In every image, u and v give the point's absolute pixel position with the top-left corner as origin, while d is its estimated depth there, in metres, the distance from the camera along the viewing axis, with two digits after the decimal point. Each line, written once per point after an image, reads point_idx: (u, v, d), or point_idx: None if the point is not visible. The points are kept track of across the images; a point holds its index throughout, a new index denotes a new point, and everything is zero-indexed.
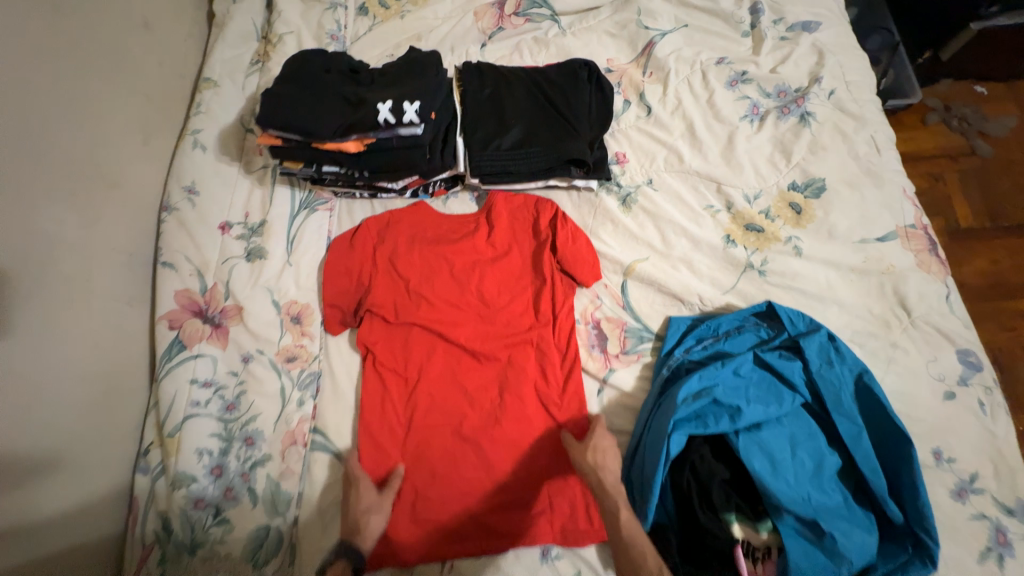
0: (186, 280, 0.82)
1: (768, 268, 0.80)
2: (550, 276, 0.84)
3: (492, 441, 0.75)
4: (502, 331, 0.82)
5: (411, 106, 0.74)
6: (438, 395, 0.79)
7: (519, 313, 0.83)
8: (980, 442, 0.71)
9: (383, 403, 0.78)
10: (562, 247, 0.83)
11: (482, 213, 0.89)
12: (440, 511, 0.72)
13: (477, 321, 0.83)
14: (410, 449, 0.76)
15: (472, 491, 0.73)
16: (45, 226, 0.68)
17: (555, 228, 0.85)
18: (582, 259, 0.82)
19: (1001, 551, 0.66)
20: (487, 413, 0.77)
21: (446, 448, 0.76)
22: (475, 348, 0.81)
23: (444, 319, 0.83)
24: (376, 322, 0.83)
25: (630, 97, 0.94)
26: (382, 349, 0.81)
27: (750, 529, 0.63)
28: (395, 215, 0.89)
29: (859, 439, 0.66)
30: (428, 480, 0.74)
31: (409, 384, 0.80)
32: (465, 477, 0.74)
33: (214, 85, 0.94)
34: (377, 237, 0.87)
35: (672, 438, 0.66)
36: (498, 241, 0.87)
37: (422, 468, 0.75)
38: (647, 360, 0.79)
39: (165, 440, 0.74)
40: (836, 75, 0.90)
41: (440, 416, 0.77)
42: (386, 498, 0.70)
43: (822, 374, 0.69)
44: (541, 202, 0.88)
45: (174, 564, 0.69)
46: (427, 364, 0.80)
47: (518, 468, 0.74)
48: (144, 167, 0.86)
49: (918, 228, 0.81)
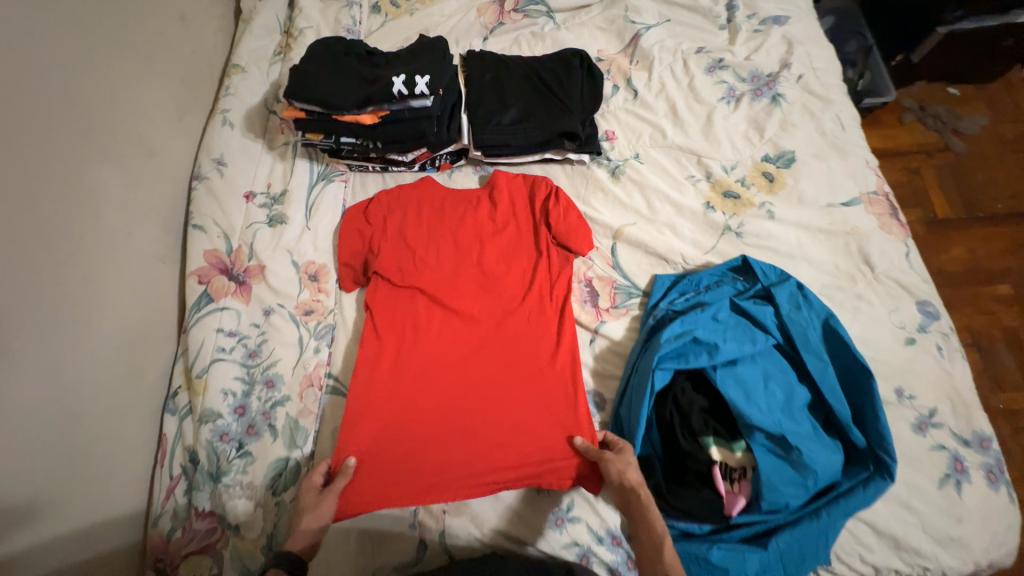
0: (214, 241, 0.90)
1: (744, 230, 0.88)
2: (546, 249, 0.91)
3: (488, 392, 0.81)
4: (501, 299, 0.88)
5: (422, 79, 0.84)
6: (431, 356, 0.84)
7: (518, 282, 0.89)
8: (939, 382, 0.78)
9: (380, 361, 0.83)
10: (556, 223, 0.89)
11: (484, 189, 0.97)
12: (435, 455, 0.77)
13: (476, 287, 0.89)
14: (405, 399, 0.81)
15: (463, 436, 0.78)
16: (96, 182, 0.77)
17: (549, 206, 0.91)
18: (575, 230, 0.89)
19: (958, 477, 0.72)
20: (481, 370, 0.82)
21: (442, 397, 0.81)
22: (470, 312, 0.87)
23: (443, 285, 0.89)
24: (381, 285, 0.89)
25: (619, 82, 1.03)
26: (383, 311, 0.87)
27: (726, 451, 0.69)
28: (402, 189, 0.97)
29: (825, 373, 0.72)
30: (424, 425, 0.79)
31: (405, 342, 0.85)
32: (445, 432, 0.78)
33: (241, 70, 1.03)
34: (387, 207, 0.95)
35: (657, 373, 0.73)
36: (500, 214, 0.94)
37: (418, 415, 0.80)
38: (635, 313, 0.86)
39: (194, 381, 0.81)
40: (804, 61, 1.00)
41: (431, 374, 0.82)
42: (323, 499, 0.70)
43: (791, 317, 0.76)
44: (539, 181, 0.95)
45: (200, 491, 0.75)
46: (426, 321, 0.86)
47: (516, 413, 0.79)
48: (177, 142, 0.95)
49: (880, 195, 0.90)
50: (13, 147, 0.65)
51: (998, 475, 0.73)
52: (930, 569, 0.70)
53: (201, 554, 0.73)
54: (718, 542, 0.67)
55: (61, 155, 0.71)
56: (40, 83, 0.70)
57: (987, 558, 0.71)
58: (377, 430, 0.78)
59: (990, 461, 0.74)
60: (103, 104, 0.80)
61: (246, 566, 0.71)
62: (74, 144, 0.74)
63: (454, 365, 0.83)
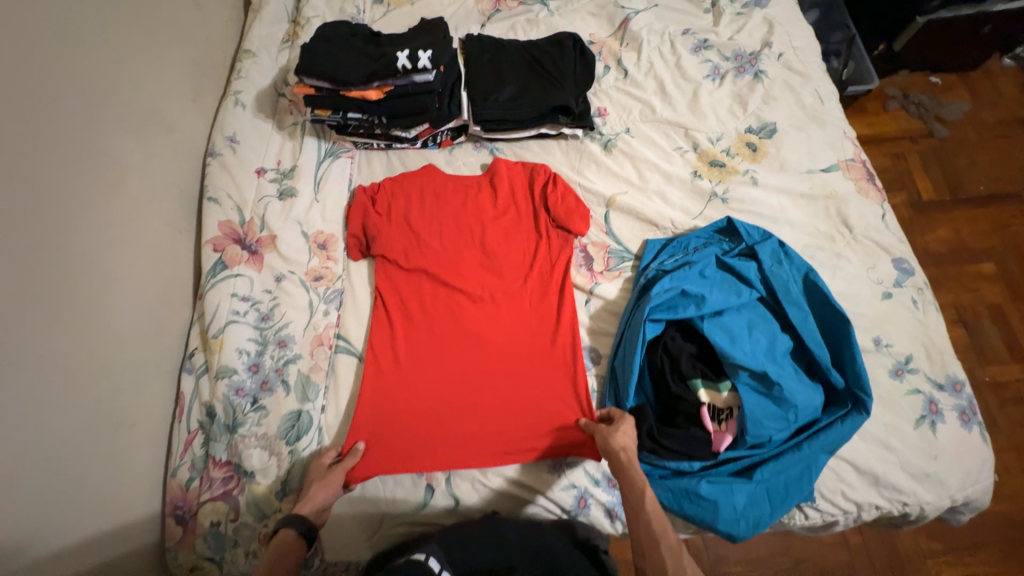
0: (228, 213, 0.94)
1: (729, 196, 0.94)
2: (546, 234, 0.95)
3: (492, 361, 0.85)
4: (504, 277, 0.92)
5: (424, 54, 0.92)
6: (437, 332, 0.88)
7: (520, 262, 0.94)
8: (914, 331, 0.82)
9: (388, 337, 0.87)
10: (555, 207, 0.94)
11: (484, 176, 1.01)
12: (445, 419, 0.81)
13: (480, 265, 0.93)
14: (414, 367, 0.85)
15: (470, 400, 0.82)
16: (120, 150, 0.82)
17: (548, 190, 0.96)
18: (573, 210, 0.93)
19: (933, 418, 0.77)
20: (484, 342, 0.86)
21: (448, 364, 0.85)
22: (473, 290, 0.91)
23: (448, 264, 0.93)
24: (388, 264, 0.93)
25: (610, 63, 1.09)
26: (390, 287, 0.91)
27: (714, 392, 0.74)
28: (406, 176, 1.01)
29: (806, 321, 0.77)
30: (432, 390, 0.83)
31: (411, 316, 0.89)
32: (450, 404, 0.82)
33: (252, 55, 1.09)
34: (391, 195, 0.99)
35: (648, 324, 0.78)
36: (500, 200, 0.98)
37: (426, 379, 0.84)
38: (628, 275, 0.91)
39: (210, 341, 0.85)
40: (784, 41, 1.06)
41: (436, 350, 0.86)
42: (332, 473, 0.74)
43: (773, 272, 0.82)
44: (536, 167, 1.00)
45: (217, 442, 0.79)
46: (430, 297, 0.91)
47: (518, 375, 0.84)
48: (192, 120, 1.00)
49: (857, 162, 0.96)
50: (48, 111, 0.70)
51: (970, 416, 0.78)
52: (909, 504, 0.75)
53: (218, 500, 0.77)
54: (706, 476, 0.71)
55: (90, 122, 0.77)
56: (75, 54, 0.76)
57: (961, 493, 0.75)
58: (386, 399, 0.82)
59: (963, 403, 0.78)
60: (126, 79, 0.85)
61: (263, 510, 0.76)
62: (101, 114, 0.79)
63: (459, 341, 0.87)
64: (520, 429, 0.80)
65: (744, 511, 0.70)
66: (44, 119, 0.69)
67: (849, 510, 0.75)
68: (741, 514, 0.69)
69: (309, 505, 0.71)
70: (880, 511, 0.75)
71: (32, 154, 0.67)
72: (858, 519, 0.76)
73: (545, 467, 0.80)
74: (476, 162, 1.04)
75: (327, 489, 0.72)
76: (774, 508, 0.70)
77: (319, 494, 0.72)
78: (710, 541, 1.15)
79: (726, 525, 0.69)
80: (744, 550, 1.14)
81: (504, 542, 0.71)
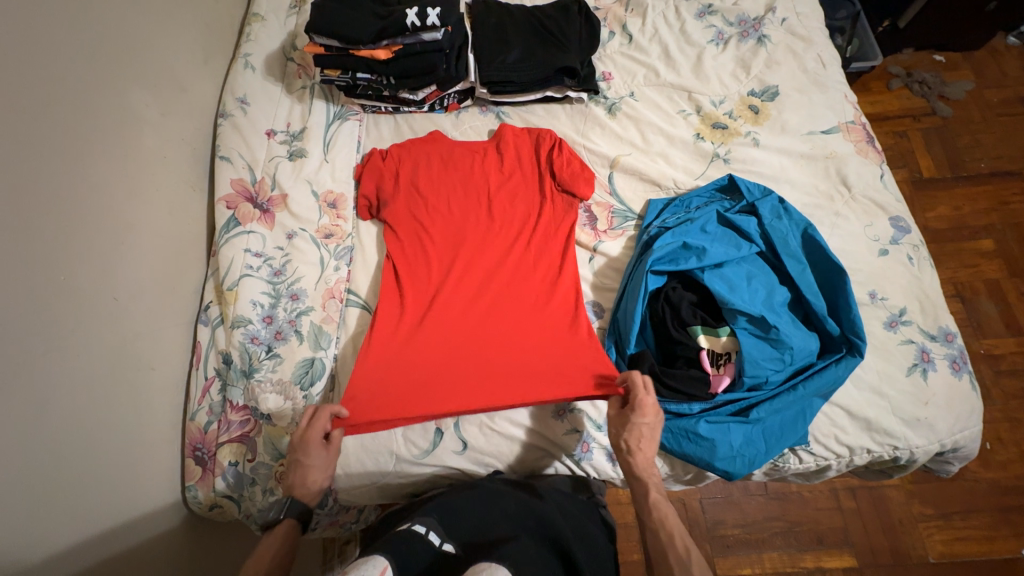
0: (240, 171, 0.96)
1: (731, 156, 0.96)
2: (551, 196, 0.96)
3: (495, 319, 0.86)
4: (510, 238, 0.94)
5: (433, 12, 0.94)
6: (444, 289, 0.88)
7: (525, 224, 0.95)
8: (909, 285, 0.85)
9: (397, 294, 0.89)
10: (560, 171, 0.96)
11: (492, 142, 1.03)
12: (450, 372, 0.81)
13: (487, 229, 0.95)
14: (422, 322, 0.86)
15: (473, 354, 0.83)
16: (137, 101, 0.84)
17: (554, 155, 0.98)
18: (578, 175, 0.95)
19: (925, 366, 0.80)
20: (491, 298, 0.88)
21: (455, 318, 0.86)
22: (482, 250, 0.92)
23: (456, 226, 0.95)
24: (396, 226, 0.94)
25: (615, 28, 1.10)
26: (399, 250, 0.93)
27: (713, 337, 0.79)
28: (413, 141, 1.02)
29: (803, 273, 0.81)
30: (435, 342, 0.84)
31: (421, 276, 0.91)
32: (453, 357, 0.83)
33: (261, 19, 1.12)
34: (399, 161, 1.00)
35: (650, 276, 0.82)
36: (506, 165, 1.00)
37: (433, 332, 0.84)
38: (631, 234, 0.93)
39: (225, 294, 0.87)
40: (788, 6, 1.07)
41: (444, 305, 0.87)
42: (331, 456, 0.73)
43: (773, 226, 0.85)
44: (543, 133, 1.01)
45: (235, 387, 0.83)
46: (439, 258, 0.92)
47: (523, 331, 0.84)
48: (204, 81, 1.02)
49: (857, 124, 0.97)
50: (69, 53, 0.72)
51: (961, 364, 0.80)
52: (899, 448, 0.78)
53: (237, 441, 0.82)
54: (705, 417, 0.76)
55: (110, 72, 0.79)
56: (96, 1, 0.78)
57: (950, 438, 0.78)
58: (391, 353, 0.83)
59: (954, 352, 0.81)
60: (141, 32, 0.87)
61: (278, 449, 0.80)
62: (118, 63, 0.81)
63: (465, 299, 0.88)
64: (525, 377, 0.80)
65: (741, 449, 0.74)
66: (65, 59, 0.71)
67: (841, 454, 0.78)
68: (737, 451, 0.74)
69: (307, 488, 0.72)
70: (872, 456, 0.78)
71: (54, 94, 0.68)
72: (850, 463, 0.79)
73: (554, 418, 0.82)
74: (482, 126, 1.06)
75: (325, 470, 0.73)
76: (769, 447, 0.74)
77: (314, 476, 0.72)
78: (707, 505, 1.18)
79: (723, 463, 0.74)
80: (740, 514, 1.17)
81: (502, 513, 0.68)
